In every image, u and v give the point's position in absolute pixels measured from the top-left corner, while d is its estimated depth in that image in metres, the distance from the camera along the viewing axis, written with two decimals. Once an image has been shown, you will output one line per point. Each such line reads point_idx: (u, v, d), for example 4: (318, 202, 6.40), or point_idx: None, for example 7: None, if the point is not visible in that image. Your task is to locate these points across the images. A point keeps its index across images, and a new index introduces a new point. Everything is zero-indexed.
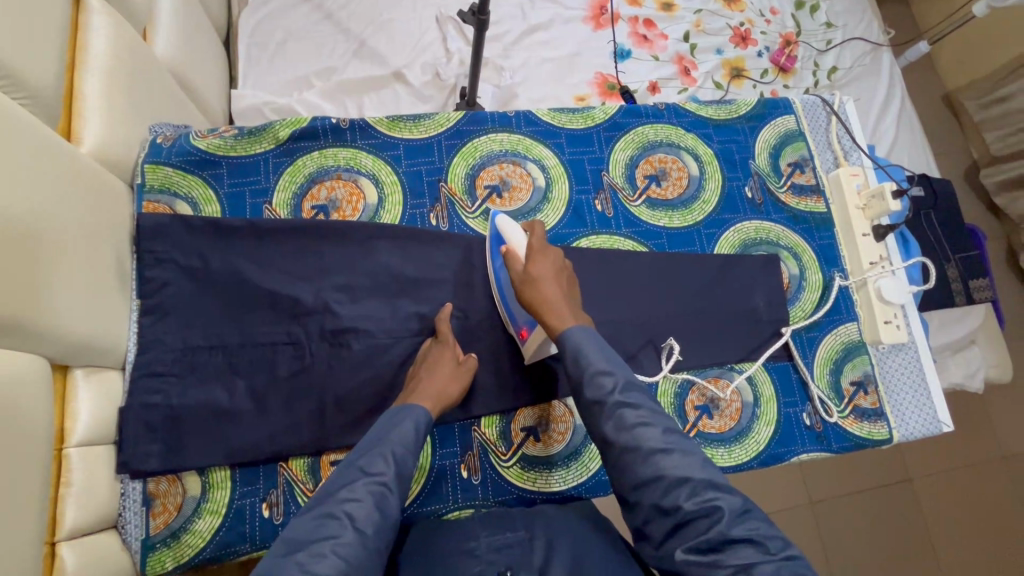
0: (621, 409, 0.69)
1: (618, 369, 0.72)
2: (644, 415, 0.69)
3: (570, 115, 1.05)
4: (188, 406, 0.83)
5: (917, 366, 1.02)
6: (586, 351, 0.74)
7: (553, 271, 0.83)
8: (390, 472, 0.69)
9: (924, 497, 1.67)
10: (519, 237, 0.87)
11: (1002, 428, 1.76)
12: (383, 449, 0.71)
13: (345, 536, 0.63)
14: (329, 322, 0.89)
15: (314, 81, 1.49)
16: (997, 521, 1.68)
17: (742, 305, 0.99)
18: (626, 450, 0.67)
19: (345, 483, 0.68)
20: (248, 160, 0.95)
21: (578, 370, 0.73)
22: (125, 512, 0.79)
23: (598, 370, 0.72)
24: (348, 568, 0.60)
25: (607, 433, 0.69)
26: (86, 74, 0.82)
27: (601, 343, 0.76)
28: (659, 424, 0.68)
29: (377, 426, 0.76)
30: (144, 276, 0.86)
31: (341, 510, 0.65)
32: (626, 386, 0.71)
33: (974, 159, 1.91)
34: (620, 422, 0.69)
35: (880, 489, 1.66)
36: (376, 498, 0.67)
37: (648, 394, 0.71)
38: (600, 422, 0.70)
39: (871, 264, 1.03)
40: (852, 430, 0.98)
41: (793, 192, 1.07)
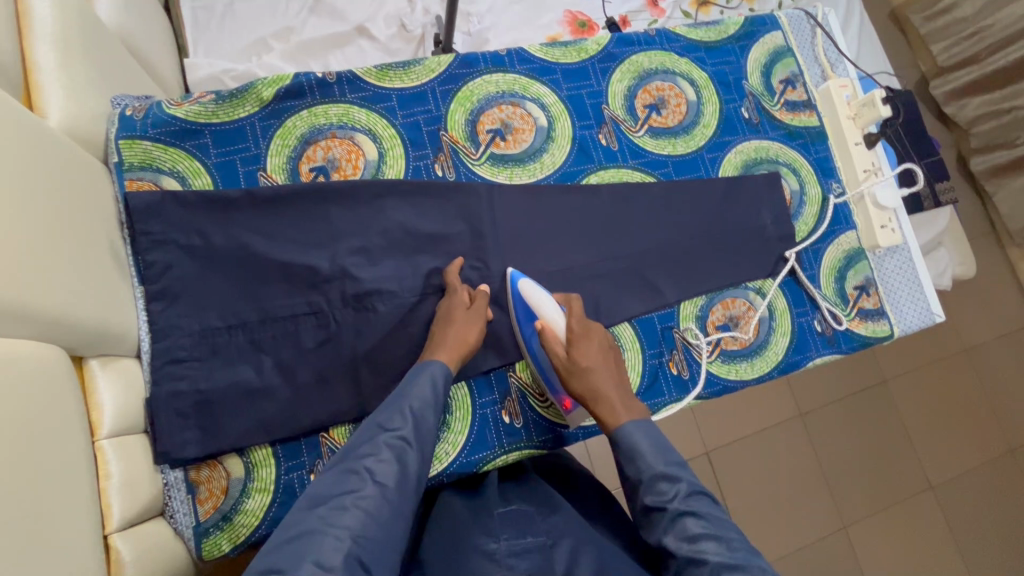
0: (684, 517, 0.70)
1: (679, 475, 0.74)
2: (708, 527, 0.69)
3: (563, 49, 1.02)
4: (217, 388, 0.80)
5: (911, 265, 1.08)
6: (644, 453, 0.76)
7: (599, 358, 0.83)
8: (408, 426, 0.70)
9: (900, 395, 1.80)
10: (556, 312, 0.84)
11: (963, 323, 1.90)
12: (401, 405, 0.72)
13: (365, 489, 0.64)
14: (350, 287, 0.86)
15: (272, 43, 1.38)
16: (962, 406, 1.84)
17: (750, 224, 1.02)
18: (689, 563, 0.68)
19: (364, 439, 0.69)
20: (232, 126, 0.88)
21: (635, 473, 0.75)
22: (171, 501, 0.77)
23: (658, 475, 0.74)
24: (369, 520, 0.62)
25: (667, 542, 0.70)
26: (37, 43, 0.73)
27: (660, 442, 0.77)
28: (724, 536, 0.69)
29: (399, 385, 0.76)
30: (144, 260, 0.80)
31: (360, 465, 0.66)
32: (689, 493, 0.72)
33: (923, 72, 1.97)
34: (683, 533, 0.69)
35: (861, 392, 1.78)
36: (394, 453, 0.68)
37: (711, 504, 0.72)
38: (661, 530, 0.71)
39: (865, 172, 1.06)
40: (858, 330, 1.03)
41: (787, 109, 1.09)
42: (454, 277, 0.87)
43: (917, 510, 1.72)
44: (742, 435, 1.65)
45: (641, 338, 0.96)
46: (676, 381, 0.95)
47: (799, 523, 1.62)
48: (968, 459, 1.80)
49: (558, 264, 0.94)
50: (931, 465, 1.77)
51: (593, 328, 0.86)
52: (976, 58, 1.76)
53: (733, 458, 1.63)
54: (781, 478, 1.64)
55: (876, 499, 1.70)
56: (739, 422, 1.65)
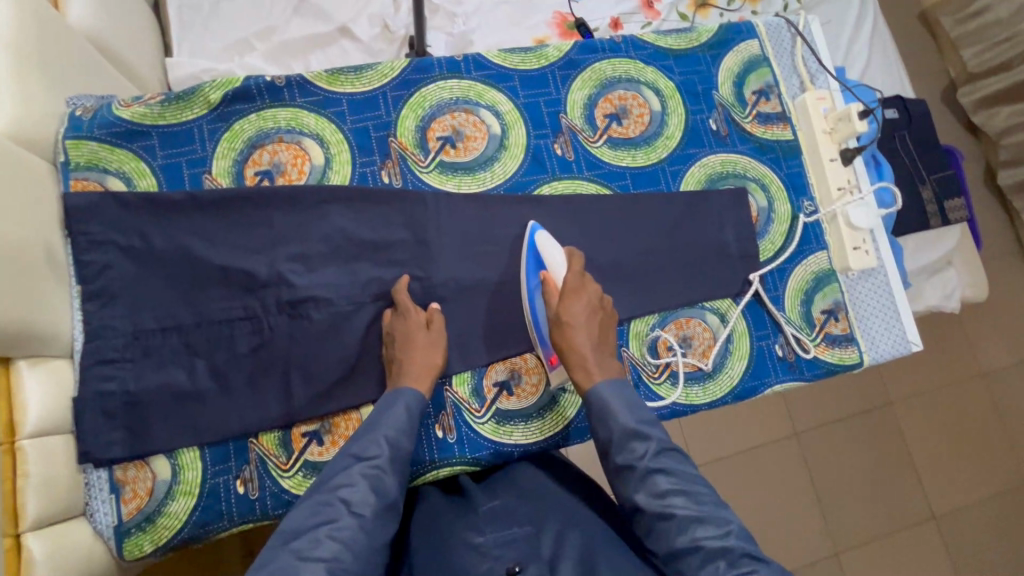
0: (654, 474, 0.69)
1: (648, 432, 0.72)
2: (677, 483, 0.68)
3: (522, 55, 0.99)
4: (147, 390, 0.80)
5: (886, 289, 1.02)
6: (615, 412, 0.74)
7: (587, 314, 0.82)
8: (384, 454, 0.70)
9: (906, 420, 1.71)
10: (558, 262, 0.86)
11: (981, 347, 1.79)
12: (376, 434, 0.72)
13: (341, 520, 0.64)
14: (286, 292, 0.85)
15: (254, 42, 1.37)
16: (974, 434, 1.74)
17: (712, 242, 0.97)
18: (659, 517, 0.67)
19: (340, 469, 0.68)
20: (179, 127, 0.89)
21: (607, 433, 0.73)
22: (93, 500, 0.77)
23: (628, 435, 0.72)
24: (346, 550, 0.62)
25: (639, 499, 0.69)
26: None
27: (632, 402, 0.75)
28: (693, 491, 0.68)
29: (372, 413, 0.76)
30: (82, 261, 0.81)
31: (335, 495, 0.65)
32: (658, 450, 0.71)
33: (951, 78, 1.85)
34: (653, 490, 0.68)
35: (863, 415, 1.69)
36: (370, 481, 0.68)
37: (680, 459, 0.71)
38: (632, 488, 0.70)
39: (839, 190, 1.01)
40: (823, 357, 0.98)
41: (759, 121, 1.04)
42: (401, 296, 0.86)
43: (917, 542, 1.63)
44: (728, 451, 1.58)
45: None
46: None
47: (786, 549, 1.55)
48: (977, 491, 1.70)
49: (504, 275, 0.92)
50: (935, 495, 1.68)
51: (593, 284, 0.86)
52: (1007, 65, 1.64)
53: (718, 475, 1.56)
54: (769, 499, 1.57)
55: (872, 528, 1.62)
56: (728, 440, 1.59)
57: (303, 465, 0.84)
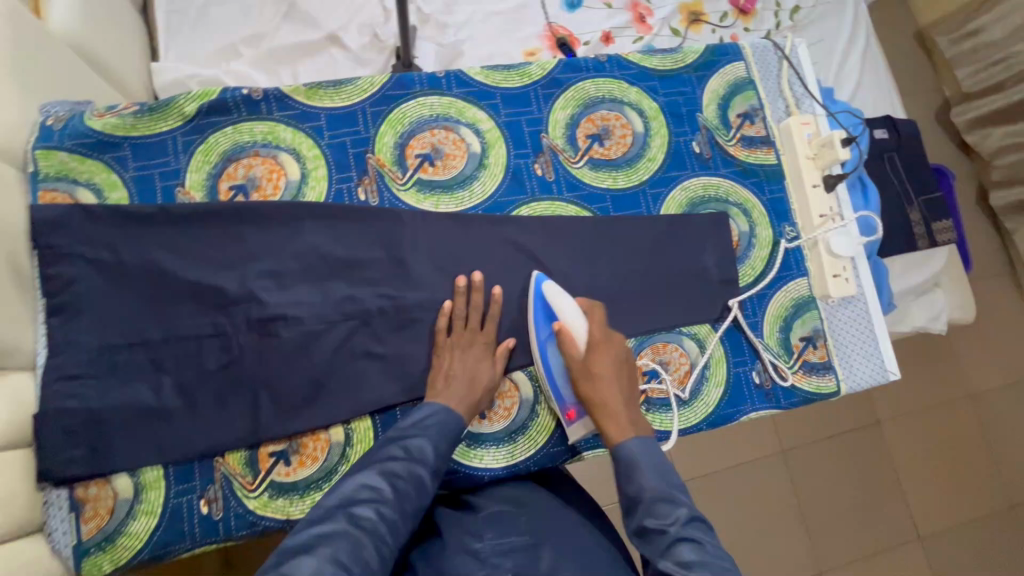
0: (679, 540, 0.67)
1: (679, 501, 0.71)
2: (702, 553, 0.65)
3: (505, 73, 0.98)
4: (111, 407, 0.79)
5: (866, 317, 1.01)
6: (645, 475, 0.74)
7: (614, 369, 0.83)
8: (435, 455, 0.74)
9: (894, 440, 1.70)
10: (579, 316, 0.85)
11: (968, 368, 1.78)
12: (430, 434, 0.76)
13: (390, 506, 0.67)
14: (256, 310, 0.84)
15: (241, 49, 1.34)
16: (962, 455, 1.73)
17: (691, 267, 0.96)
18: None
19: (391, 457, 0.72)
20: (154, 139, 0.88)
21: (635, 494, 0.73)
22: (51, 519, 0.76)
23: (655, 496, 0.71)
24: (389, 534, 0.65)
25: (661, 563, 0.66)
26: None
27: (665, 468, 0.75)
28: (717, 563, 0.64)
29: (424, 408, 0.79)
30: (47, 274, 0.79)
31: (388, 480, 0.69)
32: (688, 519, 0.69)
33: (946, 98, 1.84)
34: (675, 556, 0.65)
35: (850, 434, 1.68)
36: (419, 475, 0.71)
37: (712, 535, 0.68)
38: (654, 553, 0.68)
39: (821, 218, 1.00)
40: (800, 386, 0.97)
41: (742, 144, 1.03)
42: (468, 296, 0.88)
43: (900, 564, 1.62)
44: (712, 469, 1.57)
45: None
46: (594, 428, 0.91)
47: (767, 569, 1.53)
48: (962, 513, 1.69)
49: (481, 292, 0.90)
50: (920, 516, 1.66)
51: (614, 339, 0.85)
52: (1000, 87, 1.63)
53: (701, 493, 1.55)
54: (751, 517, 1.56)
55: (854, 548, 1.60)
56: (712, 457, 1.57)
57: (269, 486, 0.83)
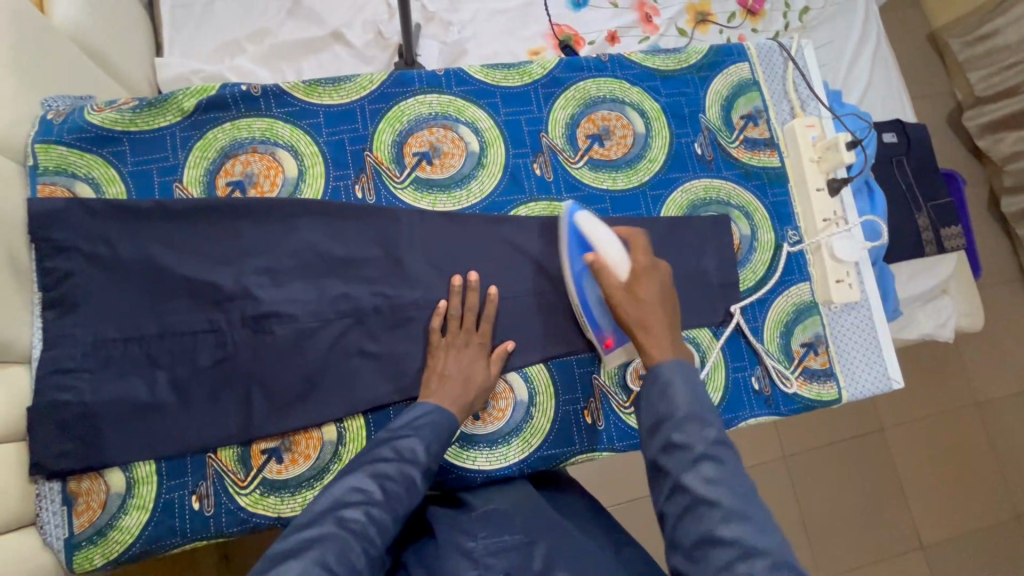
0: (706, 458, 0.61)
1: (710, 418, 0.64)
2: (728, 477, 0.60)
3: (505, 71, 0.98)
4: (104, 401, 0.79)
5: (869, 324, 0.99)
6: (677, 393, 0.66)
7: (660, 296, 0.77)
8: (426, 456, 0.72)
9: (899, 447, 1.67)
10: (618, 251, 0.79)
11: (977, 376, 1.75)
12: (421, 434, 0.73)
13: (379, 508, 0.66)
14: (250, 307, 0.84)
15: (246, 45, 1.34)
16: (968, 463, 1.70)
17: (690, 269, 0.95)
18: (699, 505, 0.59)
19: (381, 457, 0.70)
20: (152, 134, 0.88)
21: (663, 409, 0.65)
22: (43, 512, 0.76)
23: (685, 414, 0.64)
24: (378, 537, 0.64)
25: (681, 480, 0.61)
26: None
27: (698, 386, 0.67)
28: (743, 488, 0.60)
29: (415, 409, 0.77)
30: (44, 267, 0.79)
31: (377, 481, 0.67)
32: (716, 439, 0.63)
33: (958, 101, 1.81)
34: (701, 475, 0.60)
35: (856, 441, 1.65)
36: (409, 477, 0.69)
37: (737, 454, 0.63)
38: (675, 468, 0.61)
39: (824, 222, 0.99)
40: (801, 392, 0.95)
41: (745, 146, 1.02)
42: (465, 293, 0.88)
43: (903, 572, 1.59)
44: None
45: (556, 382, 0.91)
46: (588, 431, 0.90)
47: None
48: (968, 521, 1.66)
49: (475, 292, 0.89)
50: (925, 525, 1.64)
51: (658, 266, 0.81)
52: (1014, 91, 1.60)
53: None
54: None
55: (856, 556, 1.58)
56: None
57: (260, 483, 0.82)
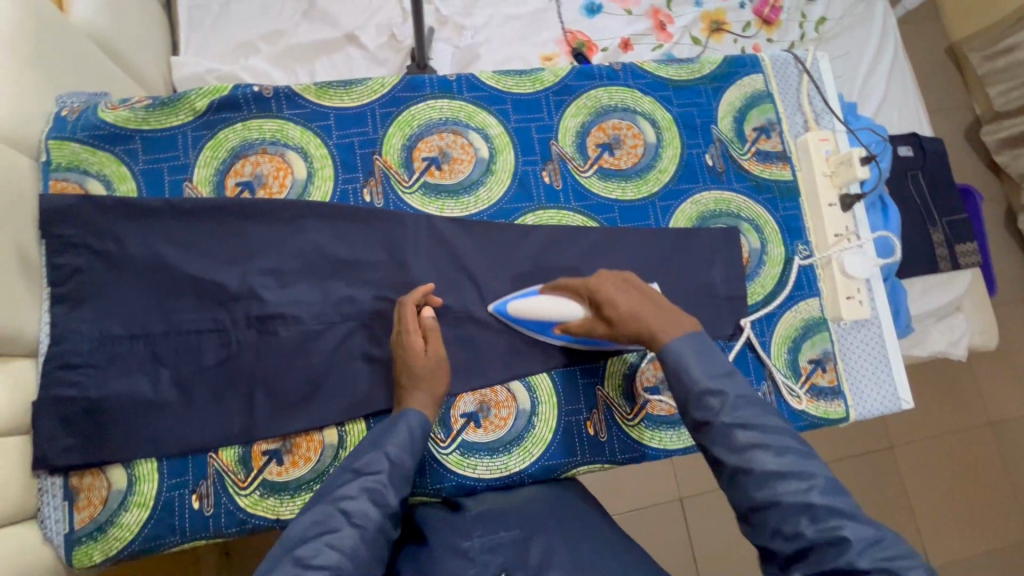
0: (733, 428, 0.64)
1: (725, 385, 0.67)
2: (759, 437, 0.63)
3: (517, 78, 0.97)
4: (107, 397, 0.79)
5: (879, 342, 0.98)
6: (691, 369, 0.69)
7: (622, 289, 0.78)
8: (387, 468, 0.70)
9: (909, 465, 1.64)
10: (559, 304, 0.83)
11: (990, 395, 1.72)
12: (378, 448, 0.71)
13: (344, 531, 0.63)
14: (255, 308, 0.84)
15: (260, 45, 1.35)
16: (979, 484, 1.67)
17: (697, 281, 0.94)
18: (739, 472, 0.63)
19: (342, 483, 0.68)
20: (164, 133, 0.89)
21: (682, 391, 0.69)
22: (44, 506, 0.77)
23: (703, 390, 0.67)
24: (348, 561, 0.62)
25: (718, 455, 0.65)
26: None
27: (712, 355, 0.70)
28: (775, 444, 0.63)
29: (374, 431, 0.75)
30: (54, 263, 0.80)
31: (338, 507, 0.65)
32: (736, 403, 0.66)
33: (976, 115, 1.78)
34: (732, 444, 0.64)
35: (865, 457, 1.62)
36: (372, 494, 0.67)
37: (761, 410, 0.66)
38: (709, 443, 0.66)
39: (836, 237, 0.97)
40: (808, 409, 0.94)
41: (757, 159, 1.01)
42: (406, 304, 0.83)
43: None
44: None
45: (559, 393, 0.90)
46: (590, 441, 0.89)
47: None
48: (979, 543, 1.62)
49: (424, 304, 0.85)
50: (934, 546, 1.60)
51: (603, 273, 0.81)
52: None
53: None
54: None
55: None
56: None
57: (260, 484, 0.82)
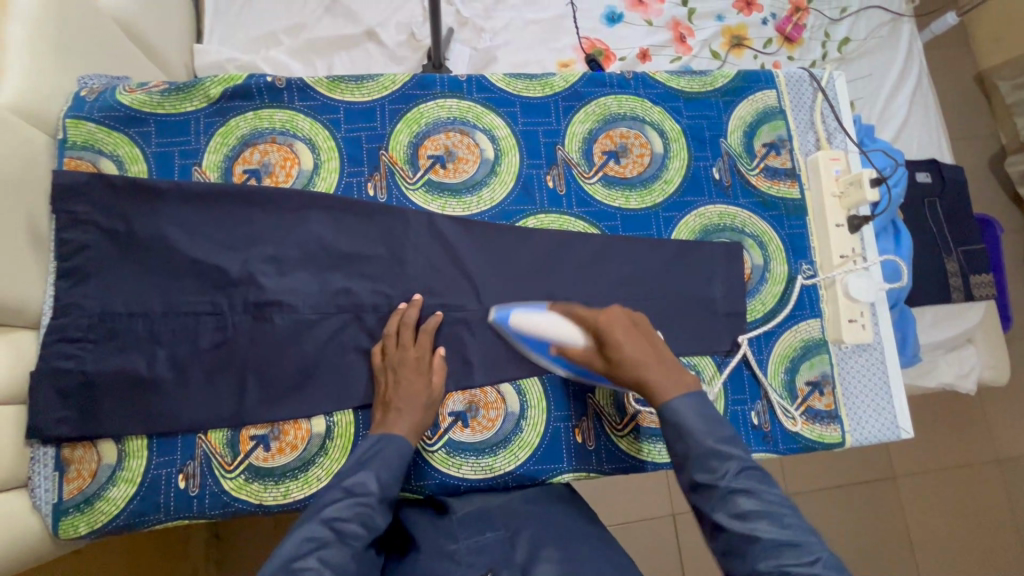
0: (735, 494, 0.65)
1: (729, 450, 0.68)
2: (761, 505, 0.64)
3: (527, 81, 0.98)
4: (104, 373, 0.80)
5: (881, 367, 0.96)
6: (695, 431, 0.69)
7: (632, 332, 0.75)
8: (377, 491, 0.72)
9: (911, 497, 1.60)
10: (566, 329, 0.80)
11: (1001, 432, 1.67)
12: (370, 470, 0.74)
13: (335, 550, 0.67)
14: (253, 294, 0.85)
15: (282, 37, 1.37)
16: (984, 522, 1.62)
17: (696, 296, 0.93)
18: (744, 539, 0.63)
19: (333, 501, 0.70)
20: (177, 117, 0.91)
21: (684, 450, 0.69)
22: (34, 476, 0.78)
23: (709, 452, 0.68)
24: None
25: (717, 520, 0.65)
26: (7, 21, 0.78)
27: (712, 416, 0.70)
28: (776, 513, 0.64)
29: (362, 445, 0.77)
30: (62, 238, 0.82)
31: (330, 527, 0.68)
32: (738, 469, 0.67)
33: (1003, 144, 1.74)
34: (734, 510, 0.64)
35: (867, 485, 1.58)
36: (362, 517, 0.70)
37: (762, 479, 0.67)
38: (710, 506, 0.66)
39: (841, 258, 0.96)
40: (802, 432, 0.92)
41: (765, 175, 0.99)
42: (401, 320, 0.85)
43: None
44: None
45: (549, 398, 0.90)
46: (577, 448, 0.89)
47: None
48: None
49: (420, 321, 0.88)
50: None
51: (613, 308, 0.78)
52: None
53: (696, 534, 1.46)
54: None
55: None
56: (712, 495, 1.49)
57: (246, 468, 0.83)
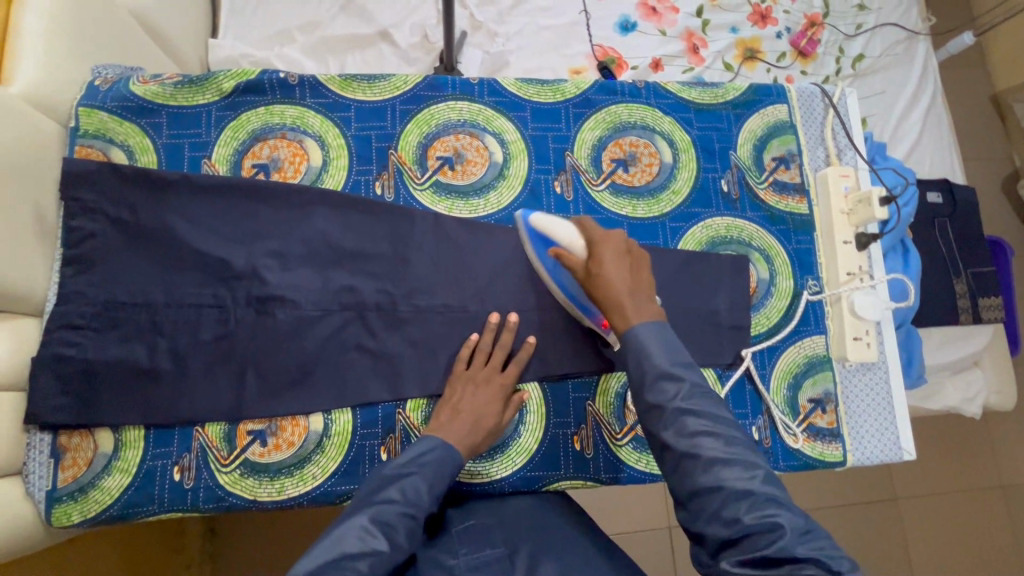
0: (684, 414, 0.65)
1: (683, 373, 0.68)
2: (708, 425, 0.65)
3: (538, 87, 0.98)
4: (104, 361, 0.80)
5: (884, 388, 0.95)
6: (653, 354, 0.69)
7: (620, 259, 0.76)
8: (429, 503, 0.71)
9: (913, 521, 1.58)
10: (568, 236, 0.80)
11: (1006, 458, 1.65)
12: (425, 478, 0.73)
13: (381, 555, 0.66)
14: (256, 289, 0.85)
15: (295, 34, 1.38)
16: (987, 549, 1.59)
17: (701, 307, 0.92)
18: (686, 457, 0.64)
19: (387, 502, 0.69)
20: (189, 110, 0.91)
21: (639, 373, 0.69)
22: (30, 462, 0.78)
23: (662, 373, 0.67)
24: None
25: (664, 438, 0.65)
26: (24, 11, 0.79)
27: (673, 343, 0.70)
28: (723, 433, 0.64)
29: (418, 445, 0.76)
30: (69, 226, 0.82)
31: (381, 530, 0.67)
32: (690, 391, 0.67)
33: (1016, 167, 1.73)
34: (683, 429, 0.65)
35: (868, 506, 1.56)
36: (409, 526, 0.69)
37: (713, 403, 0.67)
38: (660, 425, 0.66)
39: (848, 275, 0.95)
40: (803, 449, 0.91)
41: (774, 189, 0.99)
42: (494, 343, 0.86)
43: None
44: None
45: (549, 404, 0.89)
46: (575, 456, 0.88)
47: None
48: None
49: (423, 325, 0.88)
50: None
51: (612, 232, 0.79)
52: None
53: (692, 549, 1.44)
54: None
55: None
56: None
57: (242, 463, 0.83)
